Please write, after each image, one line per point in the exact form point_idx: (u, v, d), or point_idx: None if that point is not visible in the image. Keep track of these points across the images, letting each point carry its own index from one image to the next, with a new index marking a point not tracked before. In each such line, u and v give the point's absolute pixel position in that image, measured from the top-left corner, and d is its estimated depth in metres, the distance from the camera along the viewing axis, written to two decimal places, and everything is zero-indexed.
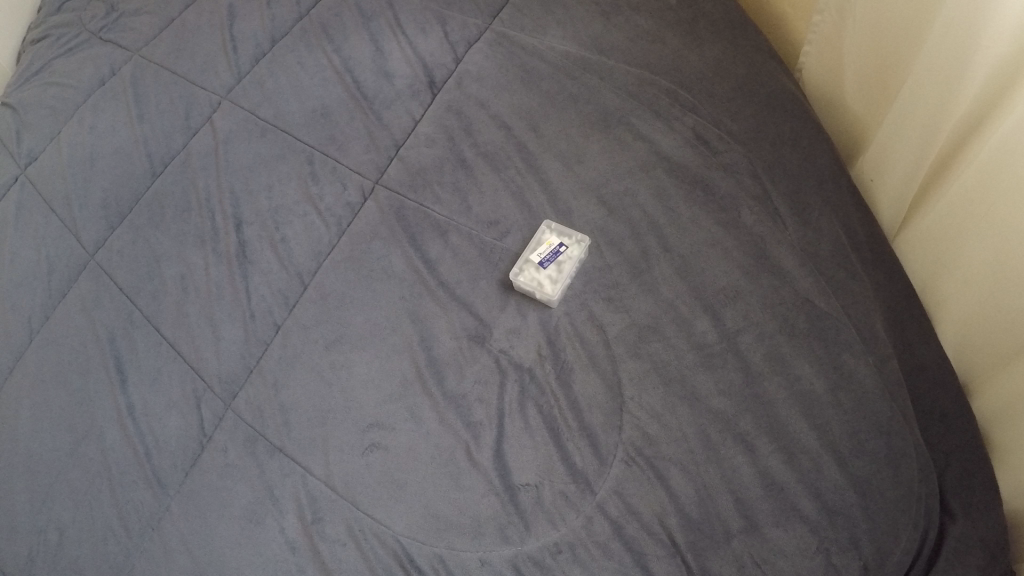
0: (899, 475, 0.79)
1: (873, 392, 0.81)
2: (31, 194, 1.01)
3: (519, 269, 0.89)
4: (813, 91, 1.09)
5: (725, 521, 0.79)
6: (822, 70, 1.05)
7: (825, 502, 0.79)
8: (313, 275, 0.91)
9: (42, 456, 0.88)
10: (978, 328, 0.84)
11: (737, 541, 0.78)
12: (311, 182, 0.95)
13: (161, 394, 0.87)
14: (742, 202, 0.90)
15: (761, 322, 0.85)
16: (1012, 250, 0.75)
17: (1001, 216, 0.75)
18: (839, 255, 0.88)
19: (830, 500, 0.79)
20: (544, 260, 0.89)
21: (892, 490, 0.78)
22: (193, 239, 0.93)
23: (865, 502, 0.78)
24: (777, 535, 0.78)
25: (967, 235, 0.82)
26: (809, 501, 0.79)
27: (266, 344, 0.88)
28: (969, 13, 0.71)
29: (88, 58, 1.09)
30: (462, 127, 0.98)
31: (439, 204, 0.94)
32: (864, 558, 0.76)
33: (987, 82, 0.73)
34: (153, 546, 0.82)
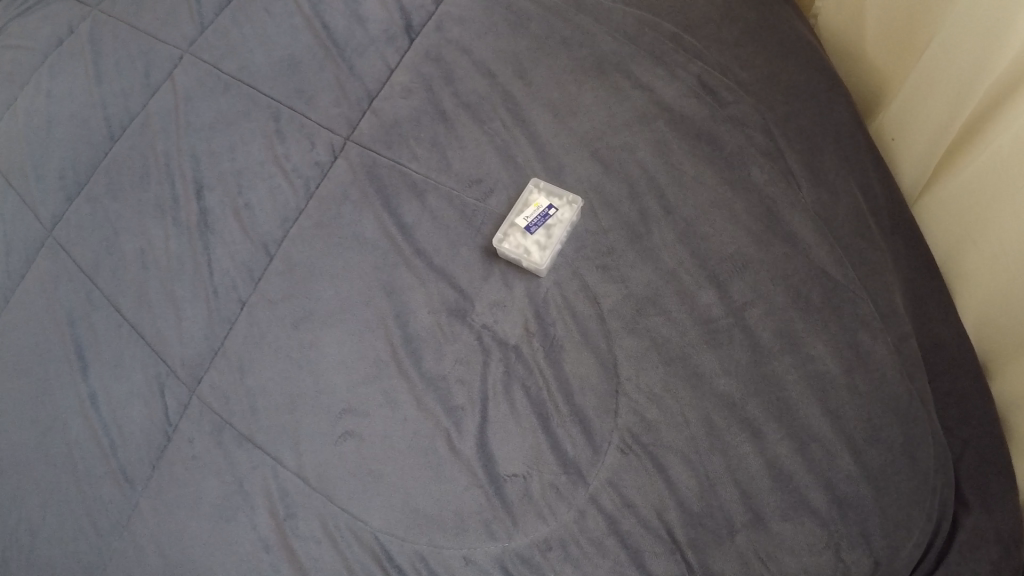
0: (916, 464, 0.73)
1: (890, 375, 0.75)
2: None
3: (503, 234, 0.81)
4: (828, 39, 1.00)
5: (729, 515, 0.73)
6: (840, 14, 0.96)
7: (837, 495, 0.72)
8: (280, 244, 0.83)
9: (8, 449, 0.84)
10: (1004, 306, 0.77)
11: (742, 536, 0.72)
12: (277, 141, 0.86)
13: (124, 382, 0.81)
14: (752, 158, 0.82)
15: (773, 295, 0.77)
16: None
17: None
18: (857, 219, 0.80)
19: (843, 491, 0.72)
20: (532, 225, 0.80)
21: (907, 481, 0.72)
22: (153, 208, 0.86)
23: (879, 495, 0.72)
24: (785, 530, 0.72)
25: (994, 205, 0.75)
26: (819, 492, 0.73)
27: (231, 322, 0.81)
28: None
29: (44, 14, 1.01)
30: (442, 75, 0.88)
31: (416, 162, 0.85)
32: (875, 555, 0.71)
33: None
34: (123, 545, 0.78)
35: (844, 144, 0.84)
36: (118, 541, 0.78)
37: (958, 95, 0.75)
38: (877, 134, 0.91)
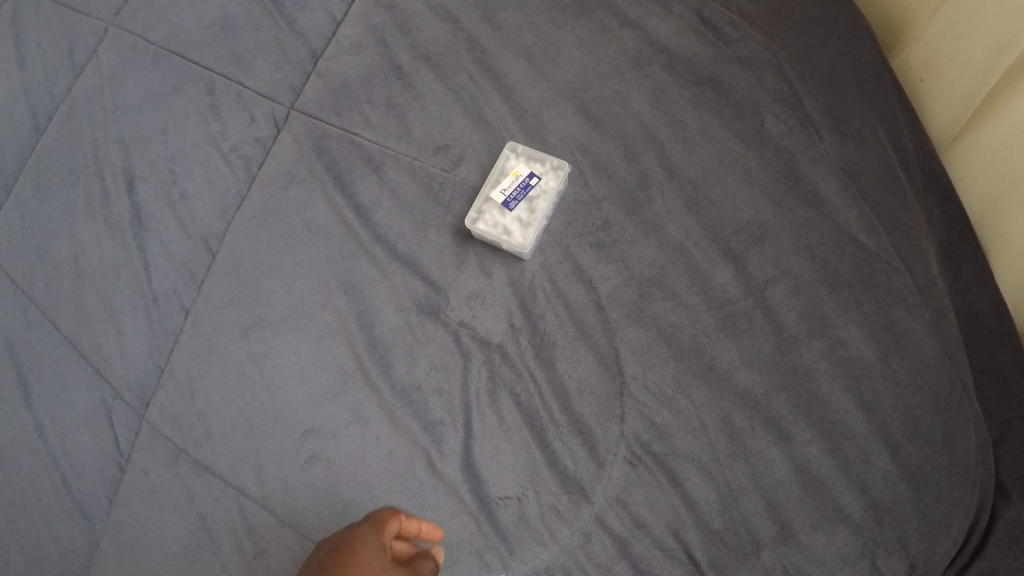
0: (958, 457, 0.62)
1: (929, 357, 0.64)
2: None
3: (476, 210, 0.69)
4: None
5: (753, 527, 0.62)
6: None
7: (872, 498, 0.61)
8: (222, 238, 0.71)
9: None
10: None
11: (768, 552, 0.61)
12: (212, 117, 0.74)
13: (70, 410, 0.71)
14: (764, 106, 0.70)
15: (797, 270, 0.66)
16: None
17: None
18: (885, 176, 0.68)
19: (880, 495, 0.62)
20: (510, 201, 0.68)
21: (947, 477, 0.62)
22: (82, 208, 0.75)
23: (919, 496, 0.61)
24: (815, 542, 0.61)
25: None
26: (854, 497, 0.62)
27: (175, 335, 0.70)
28: None
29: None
30: (396, 25, 0.75)
31: (370, 129, 0.72)
32: (912, 559, 0.60)
33: None
34: None
35: (866, 86, 0.71)
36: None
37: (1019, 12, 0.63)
38: (905, 73, 0.79)
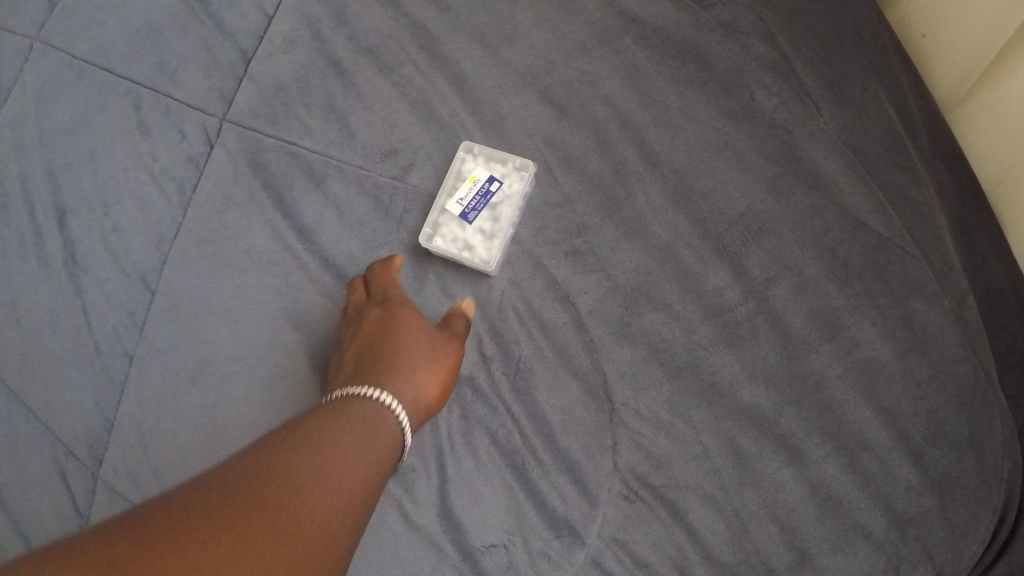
0: (986, 459, 0.54)
1: (952, 351, 0.56)
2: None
3: (429, 224, 0.60)
4: None
5: (766, 555, 0.54)
6: None
7: (895, 512, 0.54)
8: (160, 274, 0.64)
9: None
10: None
11: None
12: (140, 137, 0.67)
13: (24, 469, 0.63)
14: (754, 76, 0.61)
15: (802, 264, 0.58)
16: None
17: None
18: (894, 146, 0.60)
19: (903, 508, 0.54)
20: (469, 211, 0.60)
21: (975, 480, 0.54)
22: (14, 248, 0.66)
23: (946, 506, 0.54)
24: (834, 567, 0.53)
25: None
26: (875, 513, 0.54)
27: (121, 384, 0.62)
28: None
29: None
30: (333, 13, 0.67)
31: (309, 137, 0.64)
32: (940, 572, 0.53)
33: None
34: None
35: (868, 45, 0.62)
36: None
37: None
38: (905, 31, 0.68)
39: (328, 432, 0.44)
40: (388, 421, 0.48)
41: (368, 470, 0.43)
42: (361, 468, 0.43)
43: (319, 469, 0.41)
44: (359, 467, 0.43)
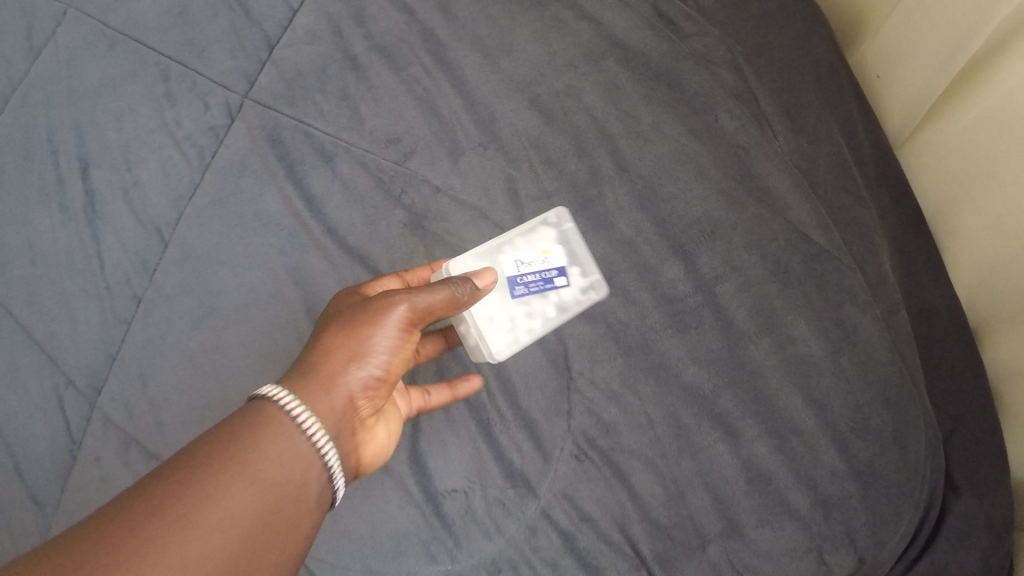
0: (906, 452, 0.63)
1: (878, 353, 0.64)
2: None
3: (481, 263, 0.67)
4: None
5: (700, 524, 0.63)
6: None
7: (821, 494, 0.63)
8: (174, 227, 0.70)
9: None
10: (978, 278, 0.67)
11: (714, 547, 0.63)
12: (166, 104, 0.73)
13: (25, 398, 0.72)
14: (718, 101, 0.69)
15: (747, 267, 0.65)
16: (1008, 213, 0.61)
17: (1008, 166, 0.60)
18: (839, 169, 0.68)
19: (827, 490, 0.63)
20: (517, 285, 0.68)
21: (895, 472, 0.63)
22: (37, 192, 0.74)
23: (866, 492, 0.63)
24: (761, 538, 0.62)
25: (967, 174, 0.65)
26: (801, 493, 0.63)
27: (127, 324, 0.70)
28: None
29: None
30: (352, 13, 0.73)
31: (323, 120, 0.71)
32: (860, 554, 0.62)
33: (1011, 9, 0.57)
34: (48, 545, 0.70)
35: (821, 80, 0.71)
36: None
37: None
38: (862, 71, 0.79)
39: (209, 483, 0.45)
40: (288, 456, 0.49)
41: (239, 531, 0.44)
42: (238, 537, 0.44)
43: (147, 574, 0.40)
44: (239, 541, 0.44)
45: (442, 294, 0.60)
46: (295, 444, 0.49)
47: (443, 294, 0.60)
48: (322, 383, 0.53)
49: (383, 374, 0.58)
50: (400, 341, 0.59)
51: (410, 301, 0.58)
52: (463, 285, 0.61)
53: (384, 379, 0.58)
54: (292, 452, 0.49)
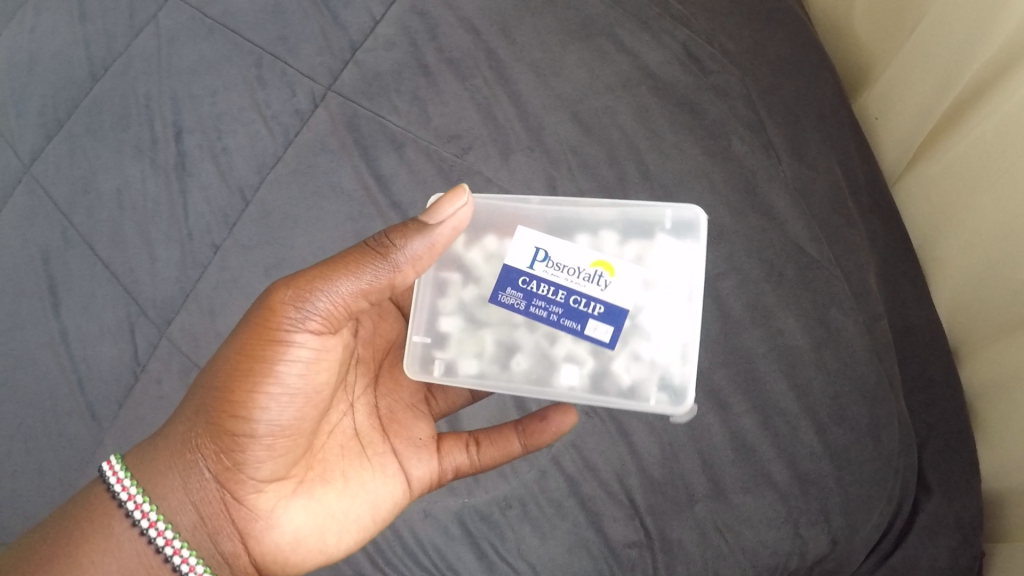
0: (880, 445, 0.73)
1: (857, 353, 0.74)
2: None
3: (524, 239, 0.69)
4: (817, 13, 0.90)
5: (690, 483, 0.75)
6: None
7: (800, 470, 0.74)
8: (256, 190, 0.81)
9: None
10: (979, 301, 0.71)
11: (701, 506, 0.74)
12: (257, 87, 0.84)
13: (96, 320, 0.81)
14: (732, 129, 0.79)
15: (747, 267, 0.77)
16: (1004, 240, 0.66)
17: (999, 201, 0.66)
18: (836, 197, 0.77)
19: (806, 468, 0.74)
20: (546, 305, 0.68)
21: (870, 461, 0.73)
22: (131, 148, 0.85)
23: (841, 473, 0.73)
24: (745, 503, 0.74)
25: (969, 209, 0.70)
26: (782, 467, 0.74)
27: (204, 266, 0.80)
28: None
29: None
30: (426, 29, 0.85)
31: (396, 115, 0.82)
32: (834, 532, 0.73)
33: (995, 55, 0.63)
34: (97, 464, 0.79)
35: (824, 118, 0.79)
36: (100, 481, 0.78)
37: (964, 35, 0.66)
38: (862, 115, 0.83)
39: None
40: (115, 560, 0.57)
41: None
42: None
43: None
44: None
45: (333, 293, 0.58)
46: (127, 544, 0.57)
47: (326, 292, 0.57)
48: (187, 446, 0.59)
49: (295, 410, 0.59)
50: (309, 358, 0.59)
51: (289, 325, 0.58)
52: (341, 280, 0.57)
53: (303, 412, 0.60)
54: (128, 552, 0.57)
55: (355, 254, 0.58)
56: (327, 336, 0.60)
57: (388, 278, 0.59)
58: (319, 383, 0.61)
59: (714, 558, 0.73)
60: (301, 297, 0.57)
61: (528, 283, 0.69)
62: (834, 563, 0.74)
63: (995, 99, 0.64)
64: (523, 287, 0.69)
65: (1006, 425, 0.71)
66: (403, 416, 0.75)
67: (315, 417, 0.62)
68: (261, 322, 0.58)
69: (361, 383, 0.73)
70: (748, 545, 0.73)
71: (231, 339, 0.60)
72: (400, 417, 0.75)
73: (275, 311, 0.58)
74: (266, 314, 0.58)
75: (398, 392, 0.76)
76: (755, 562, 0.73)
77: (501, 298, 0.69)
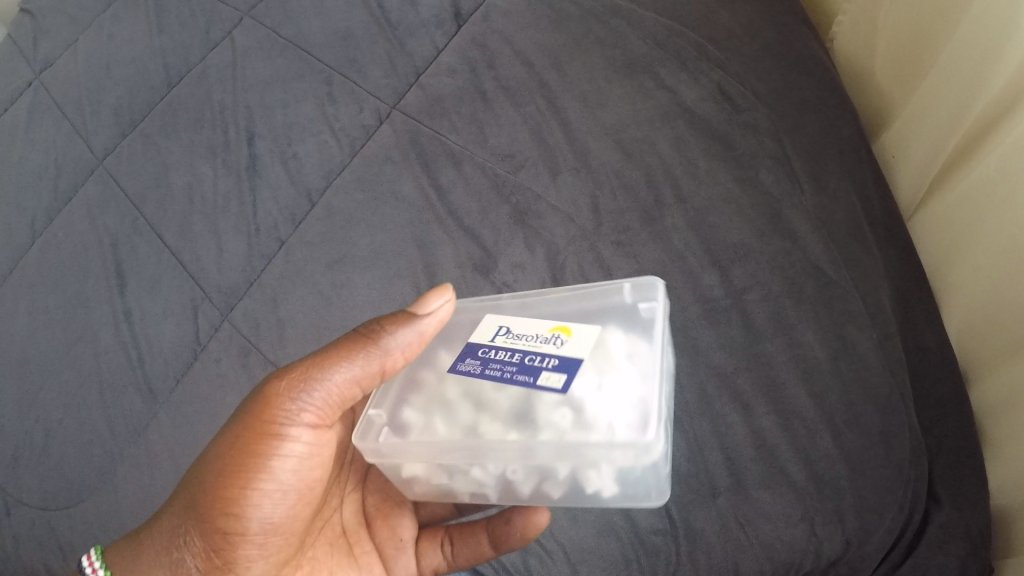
0: (891, 454, 0.76)
1: (872, 365, 0.78)
2: (21, 80, 1.04)
3: (491, 324, 0.64)
4: (844, 63, 0.99)
5: (713, 477, 0.78)
6: (855, 43, 0.96)
7: (815, 471, 0.76)
8: (322, 193, 0.88)
9: (56, 349, 0.88)
10: (985, 319, 0.79)
11: (723, 499, 0.77)
12: (327, 103, 0.92)
13: (160, 302, 0.87)
14: (761, 160, 0.86)
15: (771, 283, 0.82)
16: (1007, 261, 0.73)
17: (1004, 226, 0.73)
18: (854, 225, 0.85)
19: (821, 469, 0.76)
20: (501, 367, 0.59)
21: (882, 467, 0.76)
22: (204, 149, 0.92)
23: (854, 476, 0.76)
24: (763, 498, 0.76)
25: (980, 233, 0.77)
26: (798, 467, 0.77)
27: (269, 258, 0.86)
28: (981, 43, 0.72)
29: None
30: (485, 60, 0.93)
31: (455, 133, 0.89)
32: (847, 533, 0.75)
33: (999, 95, 0.72)
34: (146, 435, 0.83)
35: (845, 154, 0.89)
36: (152, 450, 0.82)
37: (970, 79, 0.75)
38: (881, 154, 0.93)
39: None
40: None
41: None
42: None
43: None
44: None
45: (328, 385, 0.58)
46: None
47: (319, 380, 0.58)
48: (174, 543, 0.61)
49: (285, 503, 0.61)
50: (301, 452, 0.60)
51: (280, 419, 0.59)
52: (335, 371, 0.58)
53: (292, 506, 0.62)
54: None
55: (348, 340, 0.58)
56: (321, 430, 0.61)
57: (379, 363, 0.58)
58: (312, 476, 0.62)
59: (734, 550, 0.76)
60: (294, 390, 0.58)
61: (487, 352, 0.61)
62: (847, 566, 0.77)
63: (1002, 135, 0.72)
64: (481, 356, 0.62)
65: (1009, 438, 0.76)
66: (391, 511, 0.76)
67: (307, 507, 0.63)
68: (255, 419, 0.59)
69: (356, 477, 0.76)
70: (765, 540, 0.76)
71: (220, 436, 0.61)
72: (387, 515, 0.76)
73: (272, 404, 0.58)
74: (261, 407, 0.59)
75: (388, 487, 0.77)
76: (770, 556, 0.75)
77: (460, 367, 0.62)
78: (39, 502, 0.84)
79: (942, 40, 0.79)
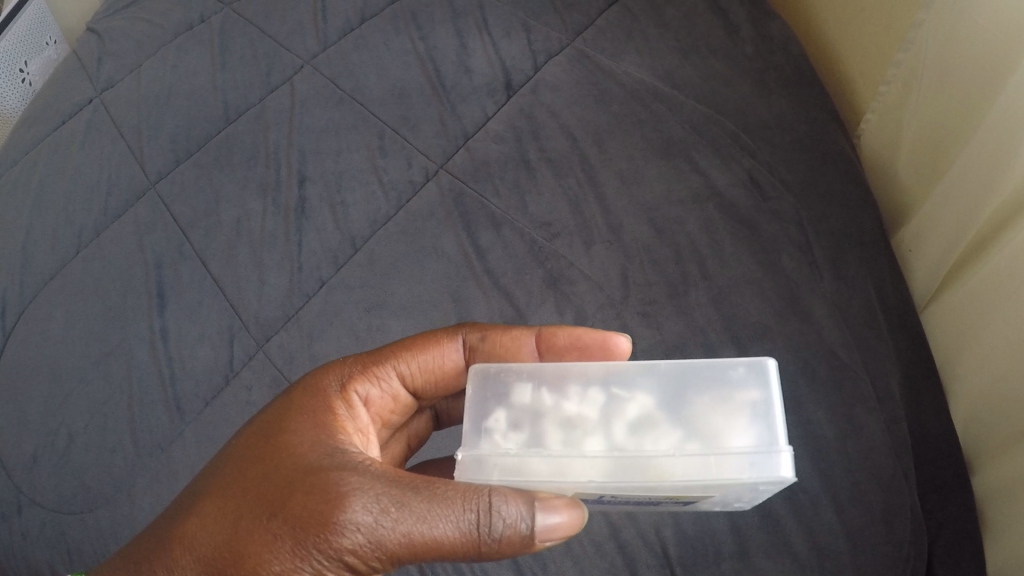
0: (893, 530, 0.77)
1: (879, 447, 0.80)
2: (82, 95, 1.10)
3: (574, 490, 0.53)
4: (868, 158, 1.04)
5: (718, 543, 0.78)
6: (879, 139, 1.01)
7: (818, 543, 0.78)
8: (366, 241, 0.92)
9: (85, 358, 0.90)
10: (990, 409, 0.82)
11: (727, 565, 0.78)
12: (379, 155, 0.97)
13: (197, 324, 0.90)
14: (784, 246, 0.90)
15: (784, 361, 0.84)
16: (1013, 352, 0.77)
17: (1009, 319, 0.78)
18: (868, 310, 0.87)
19: (823, 542, 0.78)
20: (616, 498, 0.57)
21: (883, 545, 0.77)
22: (255, 186, 0.97)
23: (855, 552, 0.77)
24: (765, 566, 0.77)
25: (988, 325, 0.82)
26: (802, 538, 0.78)
27: (308, 297, 0.90)
28: (993, 147, 0.77)
29: (186, 8, 1.16)
30: (531, 129, 0.98)
31: (498, 198, 0.93)
32: None
33: (1010, 196, 0.77)
34: (168, 452, 0.84)
35: (865, 247, 0.90)
36: (173, 467, 0.83)
37: (978, 191, 0.81)
38: (897, 248, 0.98)
39: None
40: None
41: None
42: None
43: None
44: None
45: (401, 531, 0.49)
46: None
47: (390, 533, 0.49)
48: None
49: None
50: None
51: (320, 556, 0.49)
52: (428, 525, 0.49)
53: None
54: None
55: (446, 500, 0.49)
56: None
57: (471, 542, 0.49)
58: None
59: None
60: (376, 527, 0.49)
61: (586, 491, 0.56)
62: None
63: (1012, 234, 0.77)
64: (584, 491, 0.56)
65: (1010, 524, 0.79)
66: None
67: None
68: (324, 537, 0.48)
69: None
70: None
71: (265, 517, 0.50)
72: None
73: (348, 527, 0.48)
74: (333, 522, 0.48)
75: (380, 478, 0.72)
76: None
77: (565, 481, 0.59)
78: (53, 504, 0.84)
79: (960, 143, 0.85)
